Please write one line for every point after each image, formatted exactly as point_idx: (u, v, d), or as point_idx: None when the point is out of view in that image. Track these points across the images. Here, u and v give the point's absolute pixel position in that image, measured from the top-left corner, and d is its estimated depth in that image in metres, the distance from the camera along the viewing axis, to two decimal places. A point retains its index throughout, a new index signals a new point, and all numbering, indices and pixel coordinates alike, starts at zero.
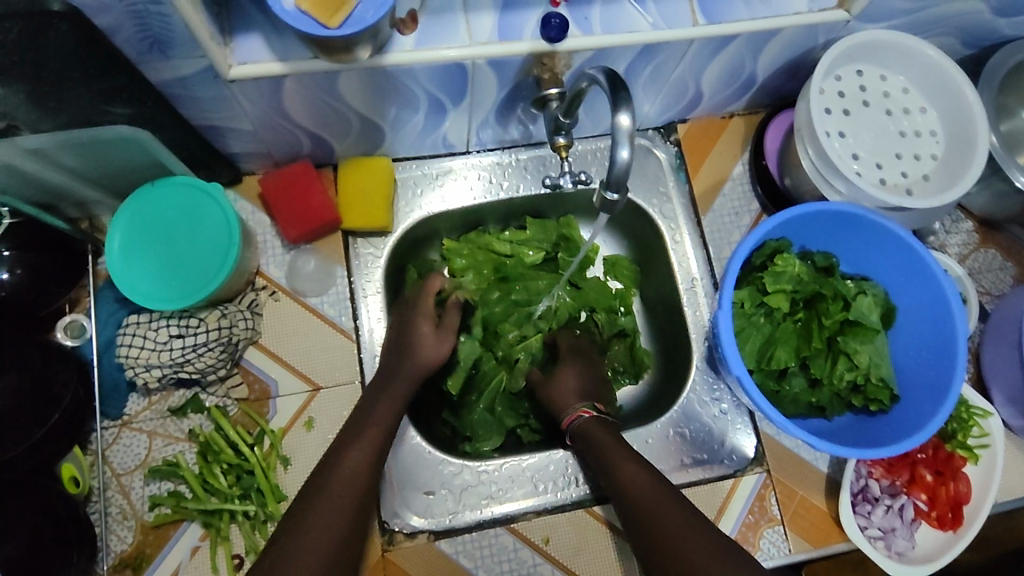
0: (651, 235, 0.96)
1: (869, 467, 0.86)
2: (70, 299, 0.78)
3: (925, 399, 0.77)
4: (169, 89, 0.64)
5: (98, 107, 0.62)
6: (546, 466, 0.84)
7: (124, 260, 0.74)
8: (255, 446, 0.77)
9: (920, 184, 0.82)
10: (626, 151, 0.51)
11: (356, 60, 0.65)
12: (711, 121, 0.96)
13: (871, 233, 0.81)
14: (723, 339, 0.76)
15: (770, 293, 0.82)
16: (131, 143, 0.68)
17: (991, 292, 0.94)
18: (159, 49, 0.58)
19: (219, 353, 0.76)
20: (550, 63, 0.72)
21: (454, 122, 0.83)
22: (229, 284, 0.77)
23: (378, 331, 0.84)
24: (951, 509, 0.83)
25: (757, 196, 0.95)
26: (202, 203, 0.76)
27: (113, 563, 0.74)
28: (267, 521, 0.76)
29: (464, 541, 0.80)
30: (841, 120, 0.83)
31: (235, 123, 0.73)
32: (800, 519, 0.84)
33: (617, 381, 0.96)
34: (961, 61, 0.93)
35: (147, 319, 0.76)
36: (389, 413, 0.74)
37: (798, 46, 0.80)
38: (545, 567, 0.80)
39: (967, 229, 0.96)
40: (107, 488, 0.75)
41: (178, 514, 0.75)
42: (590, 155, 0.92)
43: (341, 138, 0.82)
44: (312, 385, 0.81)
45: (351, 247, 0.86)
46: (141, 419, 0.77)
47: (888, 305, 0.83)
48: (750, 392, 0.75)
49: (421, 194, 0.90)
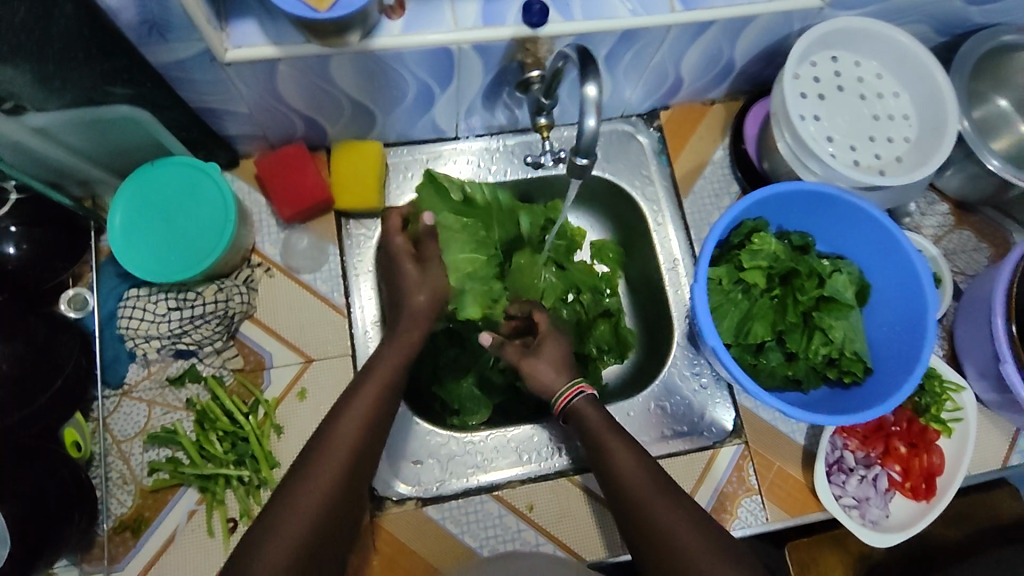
0: (635, 218, 0.99)
1: (844, 439, 0.88)
2: (73, 273, 0.82)
3: (895, 371, 0.80)
4: (169, 72, 0.68)
5: (100, 87, 0.67)
6: (530, 437, 0.87)
7: (125, 236, 0.78)
8: (249, 415, 0.81)
9: (894, 165, 0.84)
10: (594, 121, 0.54)
11: (346, 44, 0.68)
12: (693, 108, 0.99)
13: (843, 212, 0.83)
14: (699, 314, 0.79)
15: (747, 270, 0.84)
16: (133, 123, 0.73)
17: (966, 272, 0.97)
18: (157, 32, 0.61)
19: (215, 325, 0.80)
20: (532, 49, 0.75)
21: (442, 107, 0.86)
22: (225, 259, 0.80)
23: (368, 308, 0.87)
24: (924, 480, 0.86)
25: (737, 179, 0.98)
26: (200, 182, 0.79)
27: (114, 525, 0.77)
28: (261, 486, 0.79)
29: (450, 507, 0.83)
30: (817, 104, 0.85)
31: (231, 106, 0.76)
32: (777, 488, 0.87)
33: (602, 360, 0.98)
34: (936, 48, 0.95)
35: (147, 293, 0.80)
36: None
37: (774, 33, 0.82)
38: (529, 533, 0.83)
39: (942, 211, 0.99)
40: (108, 454, 0.79)
41: (175, 479, 0.78)
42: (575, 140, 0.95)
43: (333, 121, 0.85)
44: (305, 357, 0.84)
45: (343, 227, 0.90)
46: (140, 388, 0.81)
47: (862, 282, 0.86)
48: (725, 363, 0.78)
49: (412, 177, 0.94)
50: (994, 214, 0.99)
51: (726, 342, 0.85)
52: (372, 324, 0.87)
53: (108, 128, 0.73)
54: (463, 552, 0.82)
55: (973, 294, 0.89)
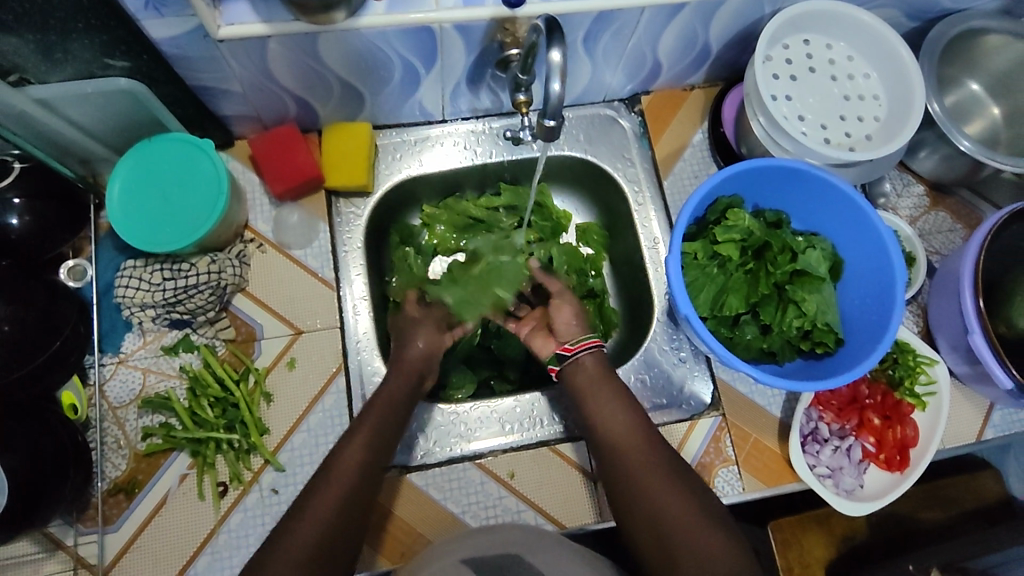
0: (617, 200, 1.02)
1: (819, 411, 0.91)
2: (73, 245, 0.86)
3: (865, 340, 0.83)
4: (166, 48, 0.72)
5: (99, 59, 0.71)
6: (513, 408, 0.90)
7: (122, 207, 0.81)
8: (240, 382, 0.83)
9: (863, 143, 0.88)
10: (559, 86, 0.59)
11: (333, 21, 0.72)
12: (673, 93, 1.02)
13: (815, 187, 0.86)
14: (673, 283, 0.82)
15: (721, 244, 0.87)
16: (132, 98, 0.77)
17: (941, 251, 0.99)
18: (153, 6, 0.65)
19: (208, 295, 0.83)
20: (511, 29, 0.78)
21: (428, 88, 0.89)
22: (218, 231, 0.84)
23: (357, 284, 0.90)
24: (898, 451, 0.88)
25: (716, 162, 1.01)
26: (195, 157, 0.83)
27: (108, 487, 0.80)
28: (250, 452, 0.82)
29: (433, 474, 0.85)
30: (788, 85, 0.89)
31: (225, 84, 0.80)
32: (753, 459, 0.89)
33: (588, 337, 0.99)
34: (909, 33, 0.98)
35: (143, 263, 0.84)
36: None
37: (746, 15, 0.86)
38: (510, 499, 0.85)
39: (918, 193, 1.02)
40: (104, 419, 0.82)
41: (169, 443, 0.81)
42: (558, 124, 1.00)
43: (324, 102, 0.89)
44: (295, 329, 0.87)
45: (333, 206, 0.93)
46: (136, 357, 0.84)
47: (836, 258, 0.88)
48: (698, 331, 0.80)
49: (401, 158, 0.97)
50: (969, 196, 1.01)
51: (703, 314, 0.88)
52: (361, 300, 0.89)
53: (108, 102, 0.77)
54: (446, 518, 0.84)
55: (945, 270, 0.91)
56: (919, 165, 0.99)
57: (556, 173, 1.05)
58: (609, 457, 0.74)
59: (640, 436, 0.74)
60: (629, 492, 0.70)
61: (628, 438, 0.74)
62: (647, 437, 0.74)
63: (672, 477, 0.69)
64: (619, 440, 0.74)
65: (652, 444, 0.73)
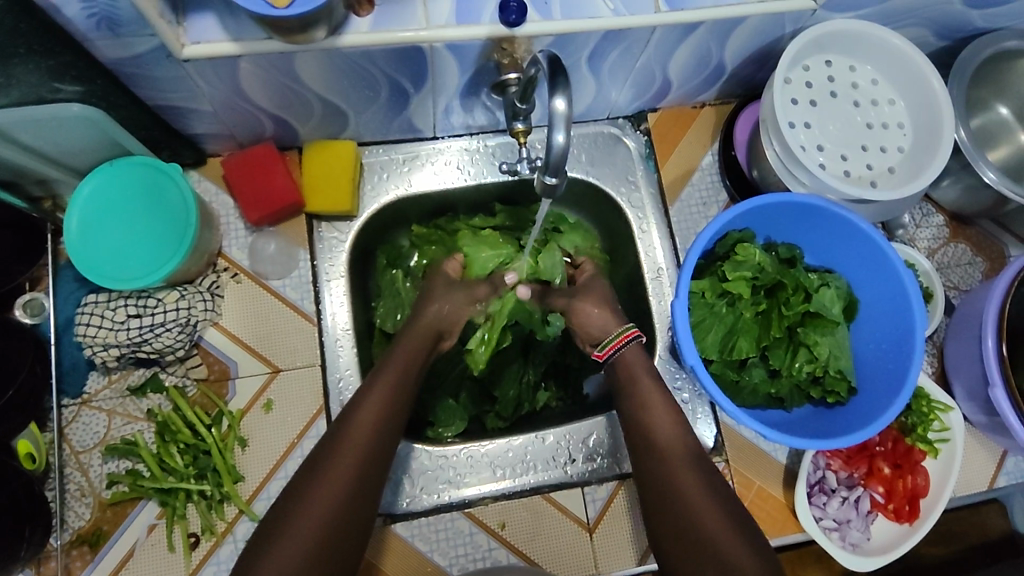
0: (619, 225, 0.96)
1: (827, 459, 0.86)
2: (30, 276, 0.80)
3: (881, 391, 0.78)
4: (123, 69, 0.65)
5: (48, 83, 0.64)
6: (505, 452, 0.85)
7: (81, 239, 0.76)
8: (212, 427, 0.78)
9: (885, 176, 0.82)
10: (563, 137, 0.53)
11: (311, 40, 0.64)
12: (681, 111, 0.95)
13: (834, 223, 0.80)
14: (679, 327, 0.76)
15: (730, 281, 0.81)
16: (88, 123, 0.70)
17: (960, 286, 0.94)
18: (107, 27, 0.58)
19: (177, 333, 0.78)
20: (510, 48, 0.71)
21: (419, 106, 0.82)
22: (188, 265, 0.78)
23: (340, 315, 0.84)
24: (908, 502, 0.84)
25: (726, 187, 0.94)
26: (162, 183, 0.77)
27: (71, 539, 0.75)
28: (224, 501, 0.77)
29: (419, 524, 0.80)
30: (807, 111, 0.82)
31: (195, 104, 0.73)
32: (756, 509, 0.85)
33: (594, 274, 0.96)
34: (936, 53, 0.91)
35: (105, 300, 0.78)
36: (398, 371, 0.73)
37: (766, 34, 0.79)
38: (500, 551, 0.81)
39: (937, 223, 0.96)
40: (65, 466, 0.77)
41: (135, 492, 0.76)
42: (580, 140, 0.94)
43: (304, 120, 0.81)
44: (272, 367, 0.81)
45: (314, 231, 0.86)
46: (100, 398, 0.79)
47: (850, 298, 0.83)
48: (704, 382, 0.75)
49: (387, 178, 0.90)
50: (990, 227, 0.96)
51: (710, 356, 0.83)
52: (344, 332, 0.83)
53: (61, 128, 0.69)
54: (434, 571, 0.80)
55: (965, 310, 0.86)
56: (941, 195, 0.93)
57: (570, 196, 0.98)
58: (660, 491, 0.69)
59: (699, 475, 0.69)
60: (676, 530, 0.65)
61: (689, 475, 0.69)
62: (707, 478, 0.69)
63: (724, 524, 0.64)
64: (675, 476, 0.69)
65: (710, 486, 0.68)
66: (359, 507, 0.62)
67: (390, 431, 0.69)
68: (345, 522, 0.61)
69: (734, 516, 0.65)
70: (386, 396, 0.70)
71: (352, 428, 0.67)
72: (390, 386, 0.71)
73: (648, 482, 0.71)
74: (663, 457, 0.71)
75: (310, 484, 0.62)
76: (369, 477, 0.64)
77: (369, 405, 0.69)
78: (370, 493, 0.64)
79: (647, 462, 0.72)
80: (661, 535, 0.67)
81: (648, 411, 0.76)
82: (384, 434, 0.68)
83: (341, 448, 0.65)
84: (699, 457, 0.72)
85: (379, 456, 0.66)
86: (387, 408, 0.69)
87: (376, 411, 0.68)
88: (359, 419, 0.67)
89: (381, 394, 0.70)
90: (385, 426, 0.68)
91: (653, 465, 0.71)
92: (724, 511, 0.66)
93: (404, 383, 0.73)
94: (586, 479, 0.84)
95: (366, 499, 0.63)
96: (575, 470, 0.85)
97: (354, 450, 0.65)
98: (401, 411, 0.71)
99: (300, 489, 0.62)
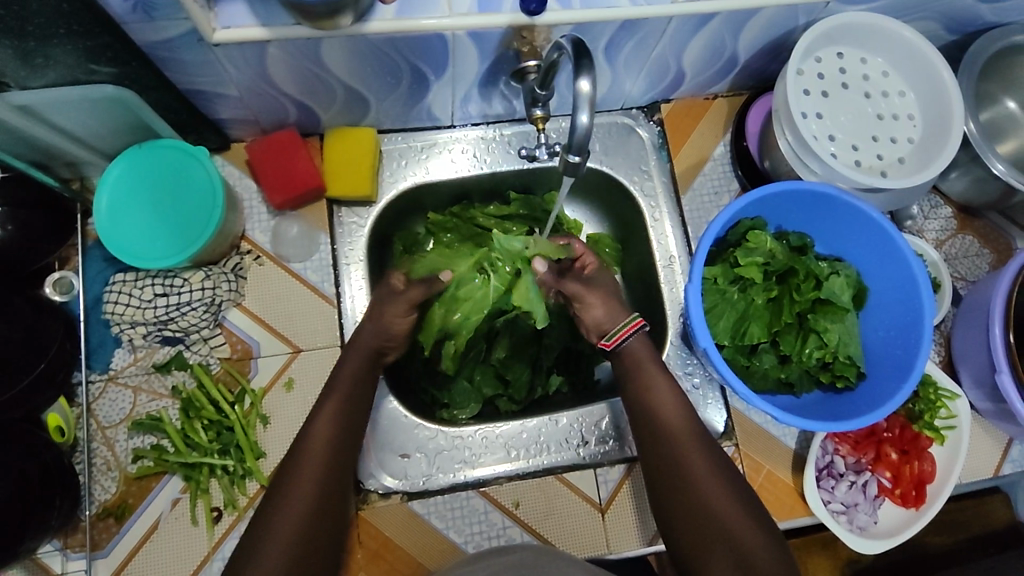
0: (632, 214, 0.98)
1: (835, 444, 0.88)
2: (59, 256, 0.83)
3: (890, 377, 0.80)
4: (156, 52, 0.67)
5: (84, 65, 0.66)
6: (519, 434, 0.87)
7: (111, 219, 0.78)
8: (235, 404, 0.80)
9: (895, 166, 0.84)
10: (587, 117, 0.55)
11: (338, 26, 0.65)
12: (695, 102, 0.97)
13: (844, 211, 0.82)
14: (692, 312, 0.77)
15: (742, 266, 0.83)
16: (119, 104, 0.72)
17: (967, 277, 0.96)
18: (142, 10, 0.60)
19: (201, 312, 0.81)
20: (529, 36, 0.72)
21: (437, 94, 0.84)
22: (213, 246, 0.80)
23: (358, 298, 0.86)
24: (915, 487, 0.85)
25: (738, 177, 0.96)
26: (190, 165, 0.79)
27: (97, 511, 0.77)
28: (246, 477, 0.79)
29: (435, 502, 0.82)
30: (819, 102, 0.84)
31: (222, 89, 0.75)
32: (766, 491, 0.86)
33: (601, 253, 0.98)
34: (946, 47, 0.93)
35: (133, 278, 0.80)
36: (354, 373, 0.75)
37: (778, 27, 0.80)
38: (514, 530, 0.83)
39: (945, 215, 0.97)
40: (92, 440, 0.79)
41: (160, 466, 0.78)
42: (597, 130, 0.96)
43: (327, 106, 0.83)
44: (293, 347, 0.83)
45: (335, 215, 0.88)
46: (126, 374, 0.81)
47: (860, 285, 0.85)
48: (716, 364, 0.76)
49: (406, 165, 0.92)
50: (998, 219, 0.97)
51: (722, 341, 0.84)
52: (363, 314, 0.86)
53: (95, 109, 0.72)
54: (448, 548, 0.81)
55: (973, 299, 0.88)
56: (949, 187, 0.95)
57: (588, 184, 0.99)
58: (670, 478, 0.70)
59: (711, 464, 0.69)
60: (691, 524, 0.66)
61: (699, 461, 0.70)
62: (717, 463, 0.70)
63: (742, 516, 0.66)
64: (685, 461, 0.70)
65: (724, 477, 0.69)
66: (323, 535, 0.63)
67: (352, 431, 0.71)
68: (320, 523, 0.63)
69: (751, 508, 0.67)
70: (334, 417, 0.70)
71: (307, 453, 0.66)
72: (339, 405, 0.71)
73: (657, 467, 0.71)
74: (670, 447, 0.71)
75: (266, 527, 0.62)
76: (339, 477, 0.67)
77: (322, 427, 0.69)
78: (333, 513, 0.65)
79: (656, 449, 0.72)
80: (674, 525, 0.68)
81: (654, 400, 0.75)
82: (341, 455, 0.68)
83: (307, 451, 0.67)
84: (711, 444, 0.72)
85: (338, 478, 0.67)
86: (345, 412, 0.71)
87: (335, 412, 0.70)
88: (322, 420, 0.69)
89: (331, 412, 0.70)
90: (338, 452, 0.68)
91: (662, 452, 0.72)
92: (741, 502, 0.67)
93: (354, 396, 0.73)
94: (598, 461, 0.86)
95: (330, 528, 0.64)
96: (587, 452, 0.86)
97: (312, 479, 0.65)
98: (360, 411, 0.73)
99: (257, 530, 0.62)
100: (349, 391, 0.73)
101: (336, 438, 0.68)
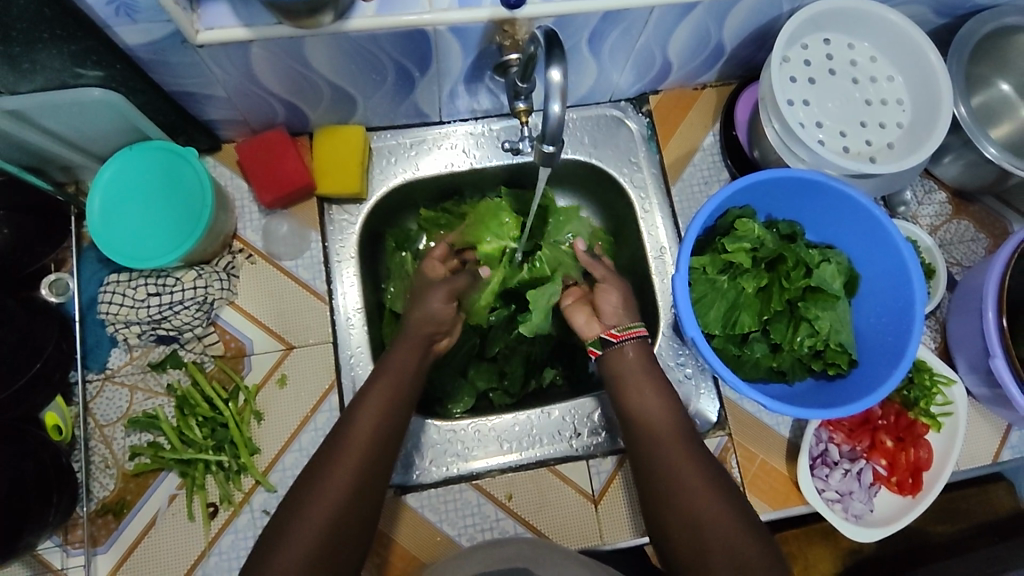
0: (622, 206, 0.98)
1: (829, 432, 0.88)
2: (55, 258, 0.85)
3: (881, 364, 0.79)
4: (142, 55, 0.68)
5: (71, 69, 0.67)
6: (511, 426, 0.87)
7: (104, 222, 0.79)
8: (229, 401, 0.81)
9: (885, 152, 0.83)
10: (559, 107, 0.56)
11: (319, 25, 0.66)
12: (683, 93, 0.97)
13: (831, 198, 0.82)
14: (679, 301, 0.77)
15: (730, 253, 0.83)
16: (110, 108, 0.74)
17: (963, 262, 0.95)
18: (125, 13, 0.61)
19: (195, 311, 0.82)
20: (511, 30, 0.73)
21: (424, 90, 0.84)
22: (204, 245, 0.82)
23: (350, 296, 0.86)
24: (911, 474, 0.85)
25: (727, 166, 0.96)
26: (179, 166, 0.81)
27: (97, 508, 0.79)
28: (241, 472, 0.80)
29: (428, 495, 0.83)
30: (806, 88, 0.84)
31: (210, 90, 0.76)
32: (759, 481, 0.86)
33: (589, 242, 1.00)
34: (936, 31, 0.92)
35: (127, 278, 0.82)
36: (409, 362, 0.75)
37: (763, 15, 0.80)
38: (507, 522, 0.83)
39: (940, 200, 0.96)
40: (90, 438, 0.80)
41: (157, 463, 0.79)
42: (589, 120, 0.96)
43: (314, 106, 0.84)
44: (285, 344, 0.84)
45: (325, 213, 0.89)
46: (122, 373, 0.82)
47: (852, 273, 0.85)
48: (705, 354, 0.76)
49: (395, 162, 0.92)
50: (994, 203, 0.96)
51: (713, 331, 0.84)
52: (355, 312, 0.86)
53: (85, 113, 0.73)
54: (443, 540, 0.82)
55: (968, 285, 0.87)
56: (942, 171, 0.94)
57: (571, 178, 1.01)
58: (656, 479, 0.69)
59: (699, 465, 0.69)
60: (678, 526, 0.66)
61: (680, 459, 0.69)
62: (705, 464, 0.69)
63: (718, 505, 0.66)
64: (670, 460, 0.69)
65: (708, 471, 0.69)
66: (358, 519, 0.64)
67: (400, 412, 0.71)
68: (356, 506, 0.64)
69: (736, 503, 0.66)
70: (378, 420, 0.69)
71: (350, 441, 0.66)
72: (386, 406, 0.70)
73: (644, 467, 0.71)
74: (659, 446, 0.71)
75: (287, 529, 0.61)
76: (379, 462, 0.66)
77: (367, 421, 0.68)
78: (374, 495, 0.65)
79: (644, 452, 0.72)
80: (664, 525, 0.67)
81: (634, 397, 0.75)
82: (382, 449, 0.67)
83: (351, 437, 0.67)
84: (694, 441, 0.72)
85: (380, 465, 0.67)
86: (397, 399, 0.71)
87: (382, 400, 0.70)
88: (369, 408, 0.69)
89: (375, 413, 0.69)
90: (376, 458, 0.66)
91: (649, 454, 0.71)
92: (722, 493, 0.67)
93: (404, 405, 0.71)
94: (590, 452, 0.86)
95: (358, 526, 0.63)
96: (580, 444, 0.87)
97: (353, 463, 0.65)
98: (407, 402, 0.72)
99: (299, 499, 0.63)
100: (388, 389, 0.71)
101: (383, 427, 0.68)
